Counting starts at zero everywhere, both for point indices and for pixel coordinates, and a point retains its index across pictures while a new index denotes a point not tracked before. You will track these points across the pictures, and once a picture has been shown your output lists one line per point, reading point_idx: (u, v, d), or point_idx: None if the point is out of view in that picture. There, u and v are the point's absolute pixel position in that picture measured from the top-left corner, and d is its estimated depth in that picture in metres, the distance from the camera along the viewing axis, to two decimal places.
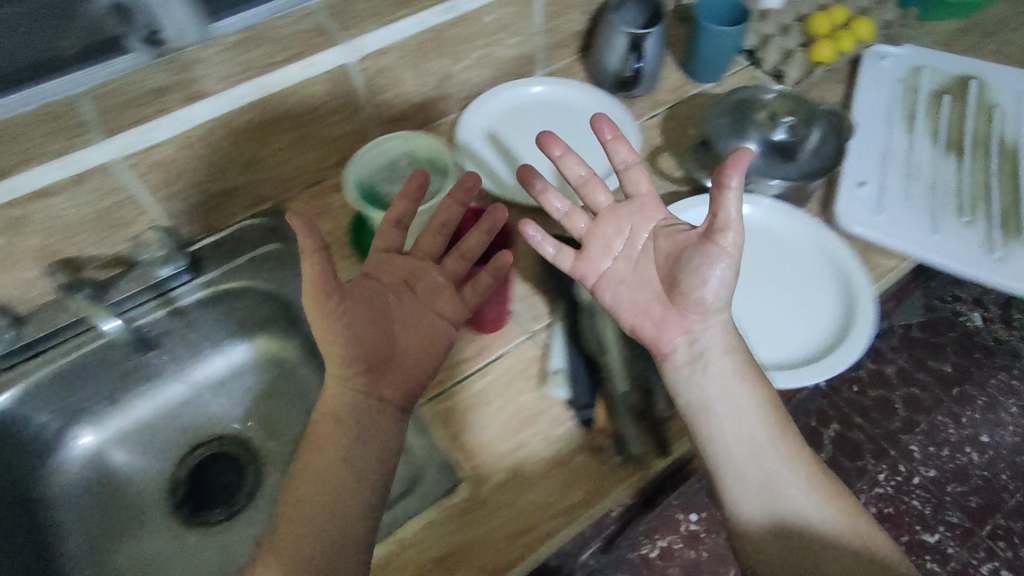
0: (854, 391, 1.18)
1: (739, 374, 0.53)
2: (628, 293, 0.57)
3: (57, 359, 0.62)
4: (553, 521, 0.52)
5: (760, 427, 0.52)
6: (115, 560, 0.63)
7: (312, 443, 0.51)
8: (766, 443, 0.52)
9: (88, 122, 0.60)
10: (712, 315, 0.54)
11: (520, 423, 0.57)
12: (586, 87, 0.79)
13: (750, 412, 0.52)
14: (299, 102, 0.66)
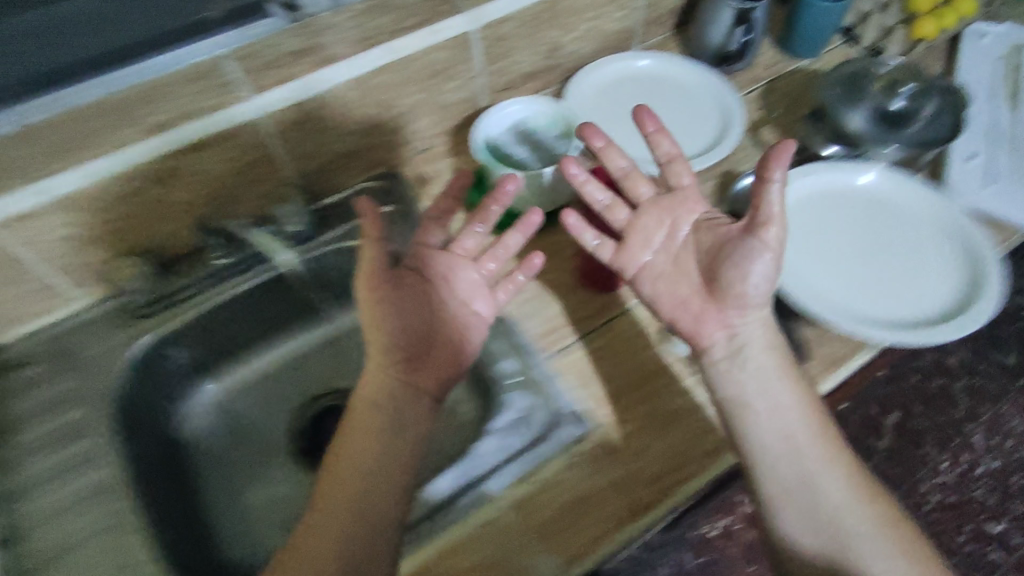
0: (919, 378, 1.13)
1: (777, 370, 0.54)
2: (666, 286, 0.59)
3: (212, 299, 0.67)
4: (688, 466, 0.56)
5: (806, 426, 0.53)
6: (248, 499, 0.67)
7: (350, 428, 0.55)
8: (810, 441, 0.52)
9: (233, 81, 0.62)
10: (755, 310, 0.56)
11: (645, 376, 0.61)
12: (690, 62, 0.79)
13: (792, 405, 0.53)
14: (423, 69, 0.69)
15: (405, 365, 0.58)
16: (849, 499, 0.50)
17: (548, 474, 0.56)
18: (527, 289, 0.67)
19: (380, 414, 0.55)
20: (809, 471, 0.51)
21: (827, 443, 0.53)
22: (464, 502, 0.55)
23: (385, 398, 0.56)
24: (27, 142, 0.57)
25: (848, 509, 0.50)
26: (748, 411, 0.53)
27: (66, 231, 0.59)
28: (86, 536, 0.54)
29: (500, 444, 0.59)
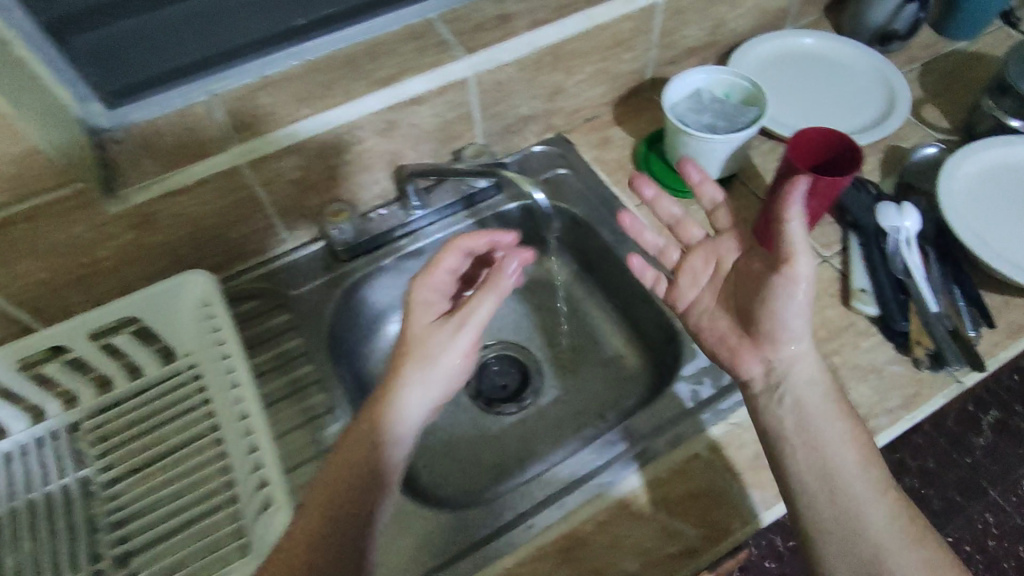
0: None
1: (825, 410, 0.52)
2: (708, 320, 0.59)
3: (425, 238, 0.74)
4: (878, 418, 0.58)
5: (854, 459, 0.50)
6: (428, 433, 0.72)
7: (352, 445, 0.52)
8: (857, 476, 0.50)
9: (447, 41, 0.67)
10: (793, 344, 0.53)
11: (828, 333, 0.63)
12: (852, 41, 0.83)
13: (842, 439, 0.51)
14: (610, 37, 0.73)
15: (418, 401, 0.54)
16: (891, 543, 0.47)
17: (744, 418, 0.60)
18: None
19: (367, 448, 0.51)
20: (847, 503, 0.49)
21: (872, 480, 0.50)
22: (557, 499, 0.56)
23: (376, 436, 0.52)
24: (274, 91, 0.63)
25: (890, 550, 0.47)
26: (807, 431, 0.52)
27: (295, 174, 0.65)
28: (316, 449, 0.61)
29: (692, 389, 0.61)
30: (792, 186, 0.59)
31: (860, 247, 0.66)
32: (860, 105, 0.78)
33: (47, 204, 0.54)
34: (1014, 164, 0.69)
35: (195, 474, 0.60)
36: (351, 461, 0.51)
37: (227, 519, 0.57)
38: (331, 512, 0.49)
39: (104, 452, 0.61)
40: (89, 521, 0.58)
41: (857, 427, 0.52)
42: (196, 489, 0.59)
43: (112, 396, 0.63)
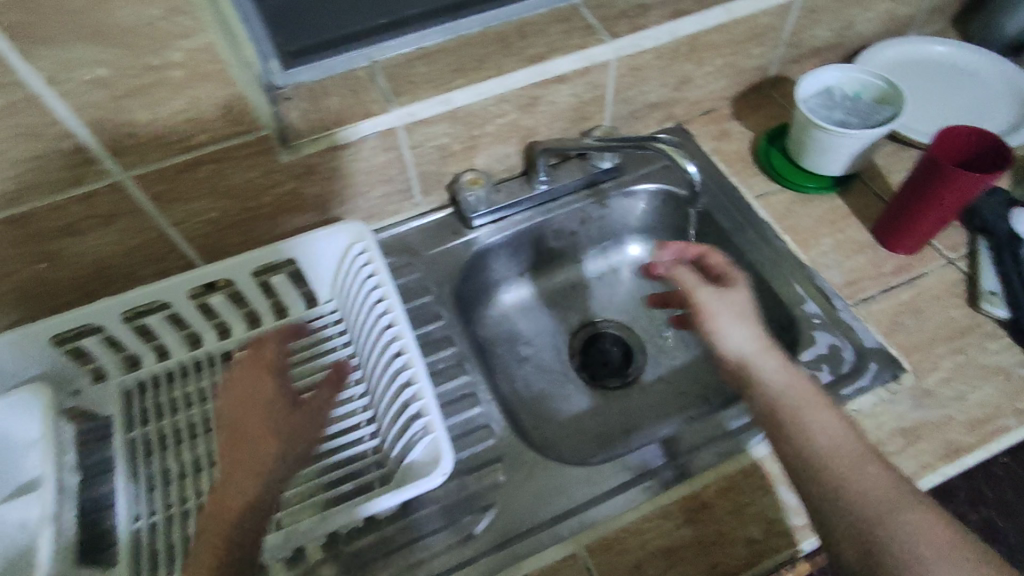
0: None
1: (806, 404, 0.49)
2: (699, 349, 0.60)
3: (547, 212, 0.77)
4: (1003, 419, 0.58)
5: (835, 433, 0.48)
6: (534, 399, 0.75)
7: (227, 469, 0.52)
8: (825, 443, 0.47)
9: (593, 25, 0.70)
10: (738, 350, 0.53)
11: (953, 332, 0.63)
12: (983, 50, 0.83)
13: (821, 423, 0.48)
14: (745, 31, 0.75)
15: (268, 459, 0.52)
16: (887, 508, 0.44)
17: (866, 406, 0.60)
18: (823, 243, 0.72)
19: (245, 481, 0.50)
20: (828, 482, 0.46)
21: (853, 454, 0.47)
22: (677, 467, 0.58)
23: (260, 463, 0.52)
24: (429, 61, 0.68)
25: (888, 516, 0.44)
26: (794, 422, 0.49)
27: (440, 142, 0.70)
28: (445, 399, 0.65)
29: (811, 373, 0.63)
30: (932, 180, 0.61)
31: (989, 250, 0.67)
32: (989, 114, 0.78)
33: (232, 148, 0.58)
34: None
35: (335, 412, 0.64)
36: (237, 491, 0.50)
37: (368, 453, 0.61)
38: (230, 549, 0.47)
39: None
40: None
41: (830, 408, 0.49)
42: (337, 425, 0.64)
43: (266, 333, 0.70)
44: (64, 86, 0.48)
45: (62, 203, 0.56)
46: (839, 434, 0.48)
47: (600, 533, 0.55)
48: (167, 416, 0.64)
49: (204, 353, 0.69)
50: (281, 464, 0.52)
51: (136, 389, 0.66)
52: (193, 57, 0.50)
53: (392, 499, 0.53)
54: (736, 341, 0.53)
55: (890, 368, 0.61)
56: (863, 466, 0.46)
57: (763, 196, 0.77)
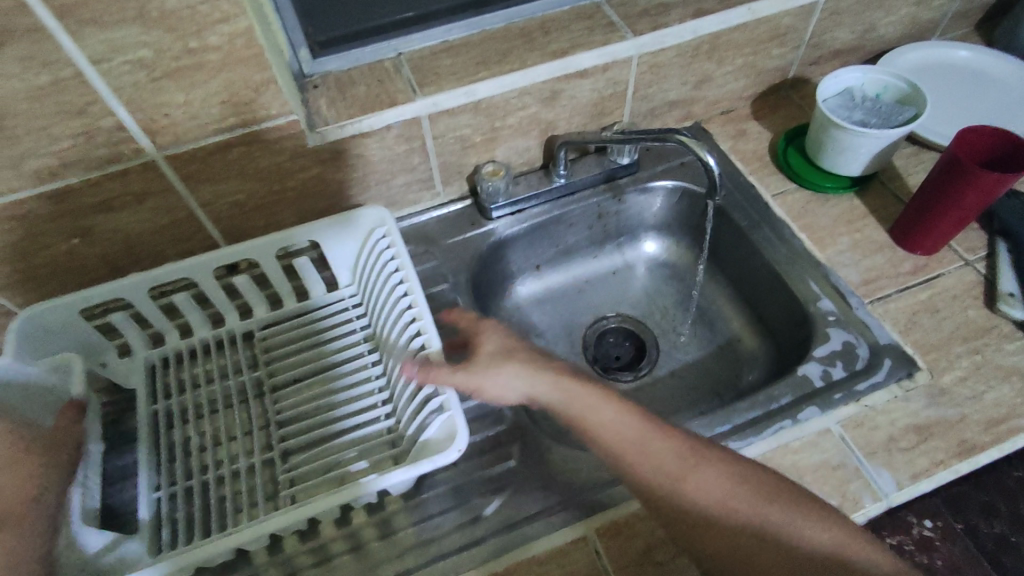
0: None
1: (586, 396, 0.55)
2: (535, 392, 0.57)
3: (564, 206, 0.78)
4: (1021, 419, 0.58)
5: (620, 424, 0.54)
6: None
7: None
8: (625, 440, 0.53)
9: (615, 22, 0.72)
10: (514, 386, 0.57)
11: (970, 332, 0.63)
12: (1006, 56, 0.83)
13: (608, 420, 0.54)
14: (767, 31, 0.76)
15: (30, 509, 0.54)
16: (680, 476, 0.50)
17: (879, 402, 0.60)
18: (840, 241, 0.72)
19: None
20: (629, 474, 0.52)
21: (638, 433, 0.53)
22: None
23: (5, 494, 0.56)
24: (454, 54, 0.70)
25: (684, 477, 0.50)
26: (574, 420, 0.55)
27: (462, 133, 0.71)
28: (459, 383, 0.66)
29: (824, 369, 0.63)
30: (953, 177, 0.61)
31: (1008, 252, 0.67)
32: (1010, 119, 0.78)
33: (262, 132, 0.60)
34: None
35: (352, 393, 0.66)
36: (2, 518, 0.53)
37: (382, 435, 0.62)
38: None
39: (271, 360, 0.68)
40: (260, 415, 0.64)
41: (608, 398, 0.55)
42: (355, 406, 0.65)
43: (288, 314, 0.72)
44: (107, 65, 0.50)
45: (98, 180, 0.58)
46: (631, 425, 0.53)
47: (609, 517, 0.56)
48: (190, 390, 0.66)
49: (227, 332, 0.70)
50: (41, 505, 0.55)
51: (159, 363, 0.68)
52: (231, 41, 0.52)
53: (404, 474, 0.54)
54: (516, 392, 0.57)
55: (904, 366, 0.62)
56: (649, 443, 0.52)
57: (780, 195, 0.77)
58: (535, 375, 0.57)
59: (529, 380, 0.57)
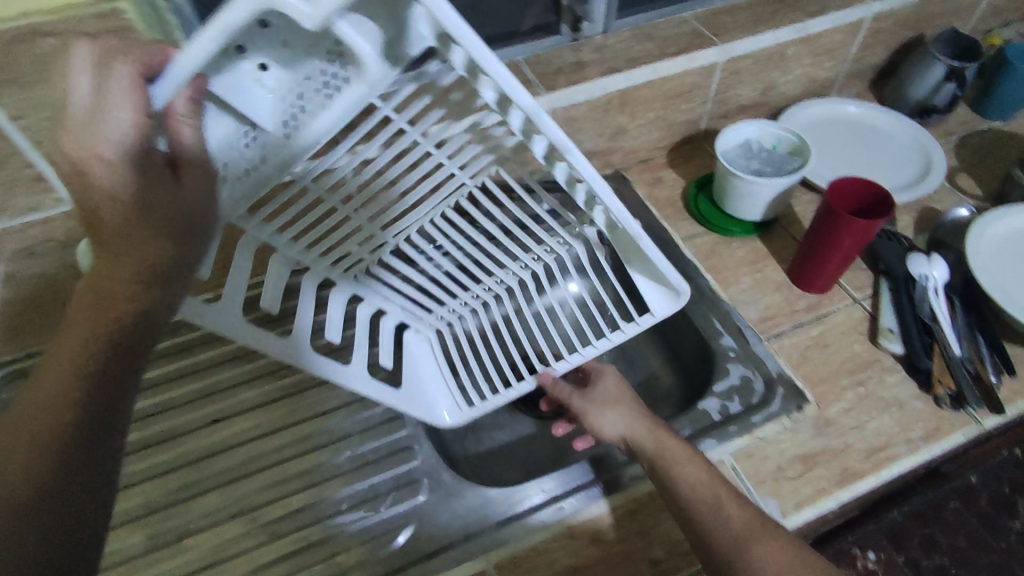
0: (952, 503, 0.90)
1: (686, 456, 0.56)
2: (625, 425, 0.60)
3: None
4: (900, 446, 0.62)
5: (698, 481, 0.54)
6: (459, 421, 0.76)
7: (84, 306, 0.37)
8: (695, 501, 0.53)
9: (531, 79, 0.77)
10: (614, 419, 0.61)
11: (856, 366, 0.68)
12: (892, 111, 0.91)
13: (689, 473, 0.54)
14: (672, 88, 0.82)
15: None
16: (744, 540, 0.50)
17: (771, 432, 0.63)
18: (742, 281, 0.77)
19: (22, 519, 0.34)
20: (695, 532, 0.52)
21: (714, 495, 0.53)
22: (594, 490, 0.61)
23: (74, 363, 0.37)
24: None
25: (744, 547, 0.50)
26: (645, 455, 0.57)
27: None
28: (374, 422, 0.69)
29: (723, 404, 0.66)
30: (830, 227, 0.66)
31: (890, 291, 0.73)
32: (896, 169, 0.86)
33: None
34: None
35: (289, 425, 0.68)
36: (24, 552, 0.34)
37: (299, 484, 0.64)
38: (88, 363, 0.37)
39: (210, 390, 0.71)
40: (197, 450, 0.66)
41: (697, 460, 0.55)
42: (287, 437, 0.68)
43: (226, 353, 0.74)
44: (25, 121, 0.52)
45: (19, 227, 0.60)
46: (711, 485, 0.53)
47: (512, 549, 0.58)
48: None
49: (166, 358, 0.73)
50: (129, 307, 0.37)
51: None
52: None
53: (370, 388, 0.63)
54: (615, 431, 0.61)
55: (796, 398, 0.65)
56: (724, 507, 0.52)
57: (690, 237, 0.82)
58: (640, 422, 0.60)
59: (631, 422, 0.60)
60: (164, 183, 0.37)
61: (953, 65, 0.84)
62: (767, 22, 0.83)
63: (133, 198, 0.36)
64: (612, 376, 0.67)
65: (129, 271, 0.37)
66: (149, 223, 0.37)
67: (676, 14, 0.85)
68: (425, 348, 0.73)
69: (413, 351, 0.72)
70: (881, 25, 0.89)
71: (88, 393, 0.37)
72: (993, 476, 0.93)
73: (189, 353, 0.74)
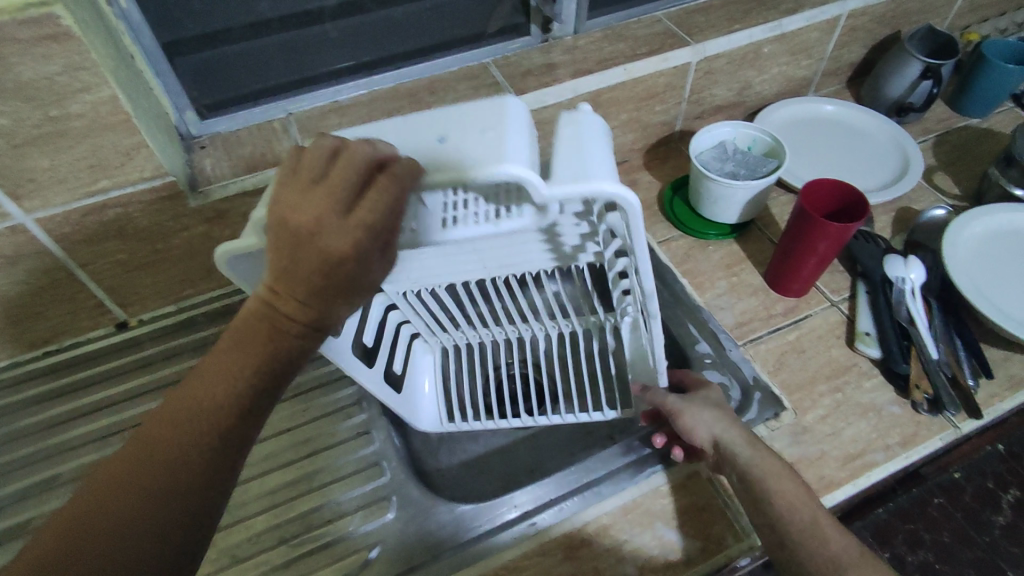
0: (936, 500, 0.89)
1: (772, 472, 0.52)
2: (720, 430, 0.56)
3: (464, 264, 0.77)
4: (878, 453, 0.61)
5: (794, 496, 0.51)
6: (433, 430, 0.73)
7: (248, 336, 0.39)
8: (791, 518, 0.50)
9: (499, 83, 0.75)
10: (710, 426, 0.56)
11: (832, 370, 0.67)
12: (869, 110, 0.90)
13: (786, 489, 0.51)
14: (646, 90, 0.81)
15: None
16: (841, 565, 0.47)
17: None
18: (718, 286, 0.76)
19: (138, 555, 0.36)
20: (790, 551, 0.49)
21: (810, 515, 0.50)
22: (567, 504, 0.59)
23: (212, 409, 0.38)
24: (342, 113, 0.71)
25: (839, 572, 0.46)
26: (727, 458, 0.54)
27: None
28: (345, 436, 0.67)
29: None
30: (804, 230, 0.65)
31: (867, 293, 0.72)
32: (874, 169, 0.85)
33: (138, 194, 0.61)
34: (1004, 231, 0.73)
35: (260, 440, 0.67)
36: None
37: (261, 504, 0.62)
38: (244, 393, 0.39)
39: None
40: None
41: (792, 476, 0.52)
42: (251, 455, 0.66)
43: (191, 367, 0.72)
44: None
45: None
46: (807, 503, 0.51)
47: (481, 568, 0.56)
48: (74, 443, 0.67)
49: (128, 375, 0.72)
50: (290, 348, 0.39)
51: (52, 419, 0.69)
52: (95, 108, 0.53)
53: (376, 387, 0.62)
54: (707, 433, 0.56)
55: (773, 405, 0.64)
56: (822, 527, 0.49)
57: (665, 241, 0.81)
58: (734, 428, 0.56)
59: (728, 429, 0.56)
60: (373, 260, 0.38)
61: (929, 63, 0.83)
62: (741, 21, 0.81)
63: (346, 282, 0.38)
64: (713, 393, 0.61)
65: (299, 319, 0.38)
66: (339, 300, 0.38)
67: (647, 14, 0.84)
68: (430, 360, 0.70)
69: (417, 361, 0.69)
70: (856, 23, 0.88)
71: (220, 444, 0.38)
72: (976, 471, 0.92)
73: (153, 369, 0.72)
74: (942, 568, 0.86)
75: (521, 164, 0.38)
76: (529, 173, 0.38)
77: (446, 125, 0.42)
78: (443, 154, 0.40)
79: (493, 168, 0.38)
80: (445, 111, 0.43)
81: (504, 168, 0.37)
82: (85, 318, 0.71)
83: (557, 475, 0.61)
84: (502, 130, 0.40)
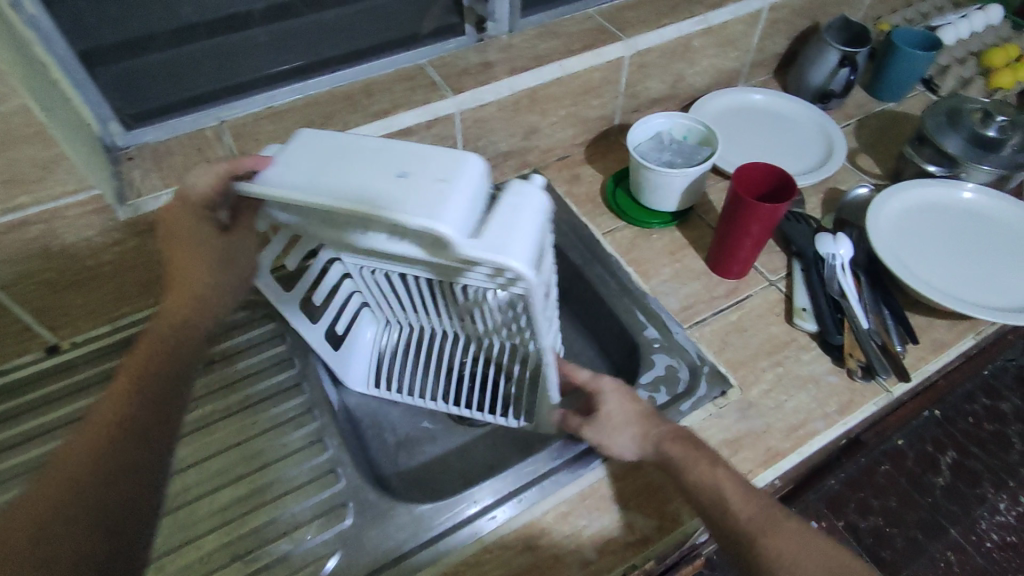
0: (885, 468, 0.95)
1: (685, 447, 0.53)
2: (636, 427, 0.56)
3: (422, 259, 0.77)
4: (820, 421, 0.64)
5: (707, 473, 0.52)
6: (389, 439, 0.73)
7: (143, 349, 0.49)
8: (704, 495, 0.51)
9: (437, 82, 0.75)
10: (621, 435, 0.56)
11: (775, 346, 0.70)
12: (796, 98, 0.95)
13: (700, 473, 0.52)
14: (582, 84, 0.82)
15: None
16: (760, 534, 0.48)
17: (696, 420, 0.64)
18: (662, 272, 0.78)
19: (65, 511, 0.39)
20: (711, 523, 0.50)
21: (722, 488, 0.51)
22: (526, 494, 0.60)
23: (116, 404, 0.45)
24: (277, 119, 0.70)
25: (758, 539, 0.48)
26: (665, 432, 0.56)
27: None
28: (297, 446, 0.66)
29: (649, 395, 0.65)
30: (739, 213, 0.67)
31: (801, 271, 0.75)
32: (803, 153, 0.89)
33: (61, 209, 0.58)
34: (914, 207, 0.77)
35: (210, 456, 0.65)
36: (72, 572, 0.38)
37: (216, 522, 0.60)
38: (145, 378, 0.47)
39: None
40: None
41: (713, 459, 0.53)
42: (204, 473, 0.64)
43: None
44: None
45: None
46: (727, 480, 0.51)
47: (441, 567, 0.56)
48: None
49: (62, 401, 0.68)
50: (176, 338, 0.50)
51: None
52: (6, 120, 0.51)
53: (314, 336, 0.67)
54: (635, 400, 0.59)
55: (718, 384, 0.66)
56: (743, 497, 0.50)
57: (610, 232, 0.82)
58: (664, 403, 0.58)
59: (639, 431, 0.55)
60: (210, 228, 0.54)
61: (846, 52, 0.87)
62: (668, 17, 0.84)
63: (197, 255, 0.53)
64: (618, 395, 0.57)
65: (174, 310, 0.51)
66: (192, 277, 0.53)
67: (579, 11, 0.85)
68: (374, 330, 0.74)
69: (361, 331, 0.73)
70: (777, 15, 0.92)
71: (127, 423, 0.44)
72: (917, 437, 0.97)
73: (88, 393, 0.69)
74: (892, 531, 0.91)
75: (448, 222, 0.43)
76: (452, 233, 0.43)
77: (410, 162, 0.47)
78: (394, 191, 0.45)
79: (423, 222, 0.42)
80: (419, 149, 0.48)
81: (431, 225, 0.42)
82: (11, 344, 0.68)
83: (513, 468, 0.61)
84: (453, 186, 0.45)
